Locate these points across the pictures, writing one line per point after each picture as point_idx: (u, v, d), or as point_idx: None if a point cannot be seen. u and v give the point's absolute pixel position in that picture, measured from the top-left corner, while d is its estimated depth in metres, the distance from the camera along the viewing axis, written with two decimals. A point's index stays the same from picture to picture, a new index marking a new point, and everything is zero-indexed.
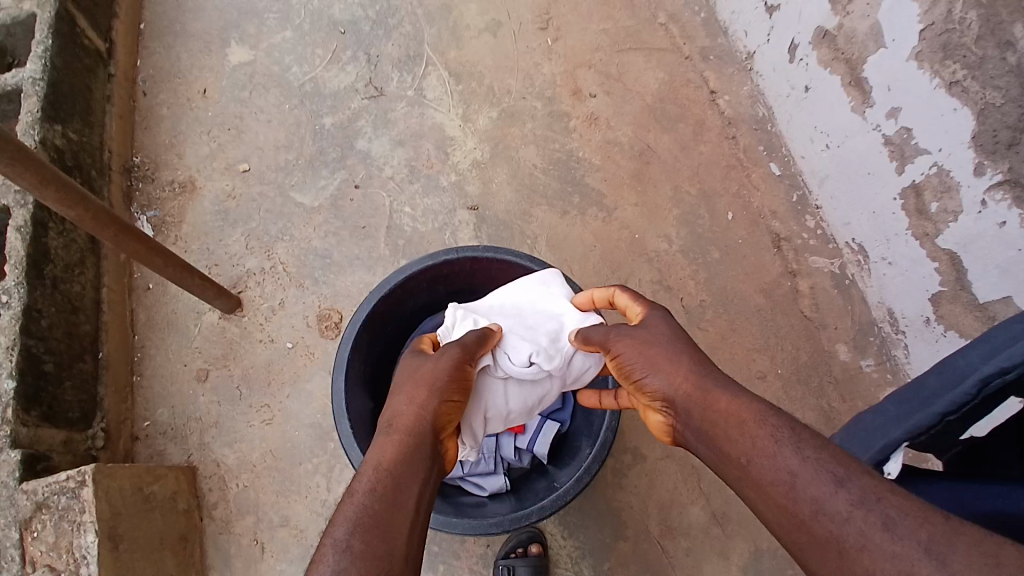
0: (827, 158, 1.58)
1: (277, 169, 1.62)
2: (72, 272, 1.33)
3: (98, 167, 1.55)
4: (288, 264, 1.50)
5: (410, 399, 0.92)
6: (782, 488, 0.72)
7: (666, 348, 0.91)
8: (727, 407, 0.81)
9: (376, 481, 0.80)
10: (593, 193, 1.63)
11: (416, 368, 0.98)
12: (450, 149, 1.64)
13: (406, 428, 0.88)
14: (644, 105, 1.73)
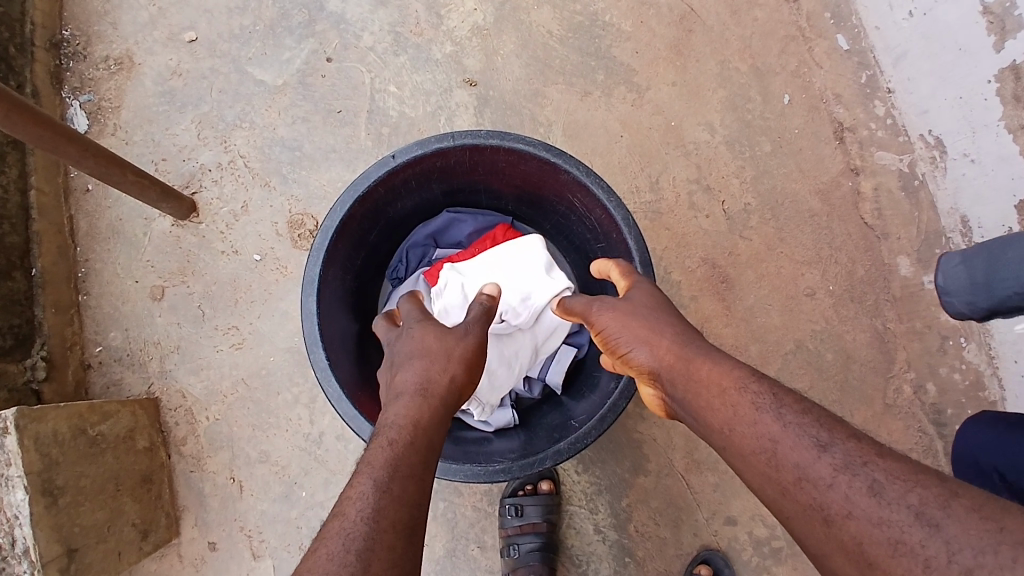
0: (908, 30, 1.27)
1: (231, 37, 1.30)
2: None
3: (16, 43, 1.24)
4: (250, 159, 1.24)
5: (434, 357, 0.72)
6: (762, 455, 0.57)
7: (646, 321, 0.73)
8: (707, 376, 0.64)
9: (412, 445, 0.62)
10: (621, 69, 1.32)
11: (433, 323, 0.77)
12: (444, 10, 1.31)
13: (438, 392, 0.69)
14: None
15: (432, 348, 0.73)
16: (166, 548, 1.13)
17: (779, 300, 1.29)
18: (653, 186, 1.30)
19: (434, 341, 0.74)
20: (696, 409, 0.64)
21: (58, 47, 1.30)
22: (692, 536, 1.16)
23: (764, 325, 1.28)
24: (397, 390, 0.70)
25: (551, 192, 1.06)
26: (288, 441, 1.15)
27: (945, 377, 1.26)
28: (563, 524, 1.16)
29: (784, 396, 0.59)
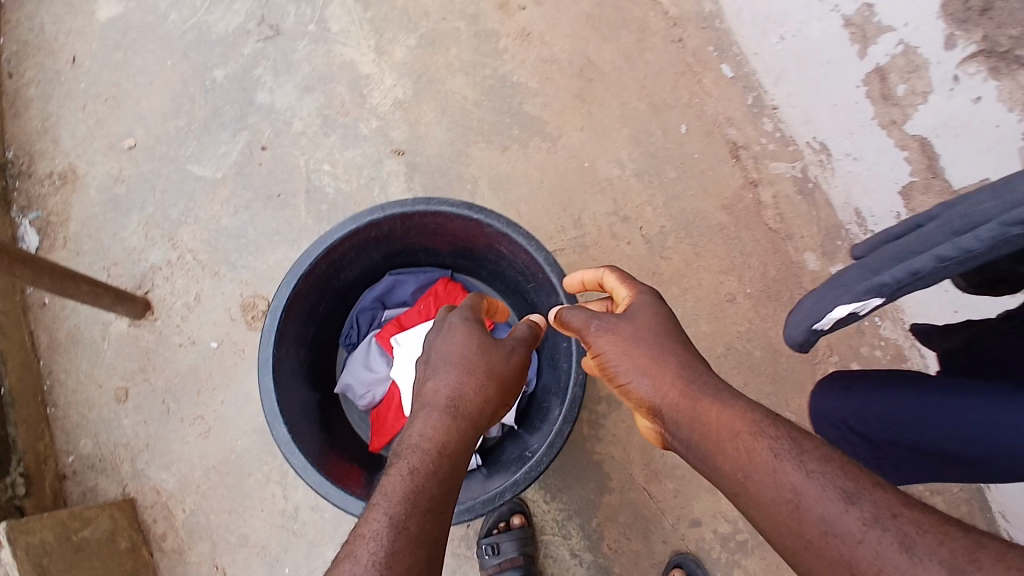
0: (782, 51, 1.43)
1: (169, 140, 1.38)
2: None
3: None
4: (197, 252, 1.31)
5: (462, 383, 0.79)
6: (784, 501, 0.57)
7: (648, 346, 0.75)
8: (715, 415, 0.66)
9: (432, 465, 0.68)
10: (533, 121, 1.45)
11: (467, 345, 0.84)
12: (366, 89, 1.42)
13: (464, 412, 0.77)
14: (581, 12, 1.52)
15: (471, 364, 0.81)
16: None
17: (707, 310, 1.41)
18: (578, 222, 1.42)
19: (475, 358, 0.82)
20: (707, 449, 0.65)
21: (3, 170, 1.37)
22: (661, 543, 1.23)
23: (697, 335, 1.39)
24: (428, 405, 0.78)
25: (481, 243, 1.15)
26: (265, 519, 1.19)
27: (866, 356, 1.38)
28: (540, 554, 1.23)
29: (804, 443, 0.60)
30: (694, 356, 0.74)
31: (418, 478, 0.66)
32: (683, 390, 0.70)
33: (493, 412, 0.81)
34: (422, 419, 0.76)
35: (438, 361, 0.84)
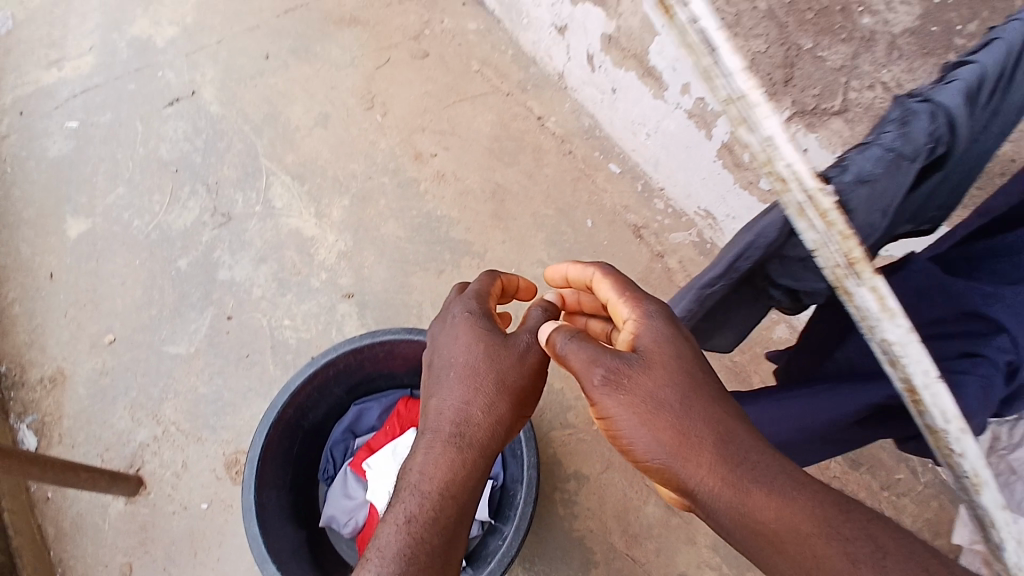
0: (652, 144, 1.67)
1: (144, 328, 1.55)
2: None
3: None
4: (180, 422, 1.45)
5: (464, 412, 0.79)
6: (808, 563, 0.58)
7: (661, 395, 0.66)
8: (736, 474, 0.62)
9: (435, 508, 0.73)
10: (460, 245, 1.68)
11: (473, 357, 0.81)
12: (312, 249, 1.64)
13: (469, 435, 0.78)
14: (483, 148, 1.82)
15: (478, 380, 0.80)
16: None
17: None
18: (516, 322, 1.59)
19: (484, 371, 0.80)
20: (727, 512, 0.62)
21: None
22: None
23: None
24: (433, 429, 0.79)
25: None
26: None
27: None
28: None
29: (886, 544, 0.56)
30: (712, 385, 0.68)
31: (422, 524, 0.72)
32: (700, 446, 0.64)
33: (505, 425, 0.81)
34: (425, 446, 0.78)
35: (450, 370, 0.82)
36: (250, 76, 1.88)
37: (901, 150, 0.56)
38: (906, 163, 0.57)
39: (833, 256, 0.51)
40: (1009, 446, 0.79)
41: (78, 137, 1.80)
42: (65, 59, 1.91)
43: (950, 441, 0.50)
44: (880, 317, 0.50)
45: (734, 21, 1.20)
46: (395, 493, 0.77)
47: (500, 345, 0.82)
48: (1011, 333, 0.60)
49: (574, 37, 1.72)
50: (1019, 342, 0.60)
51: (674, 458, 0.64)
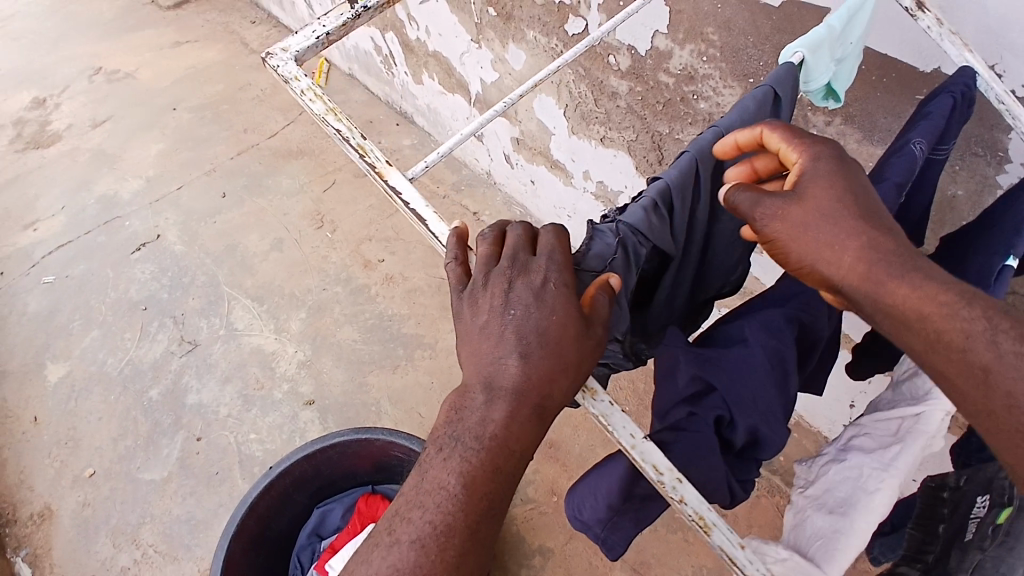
0: (575, 223, 1.82)
1: (120, 459, 1.63)
2: None
3: None
4: (157, 545, 1.50)
5: (541, 393, 0.47)
6: (982, 385, 0.45)
7: (826, 219, 0.50)
8: (910, 301, 0.47)
9: (483, 491, 0.46)
10: (410, 339, 1.79)
11: (563, 326, 0.48)
12: (274, 363, 1.76)
13: (541, 411, 0.48)
14: (426, 247, 1.96)
15: (545, 340, 0.48)
16: None
17: None
18: None
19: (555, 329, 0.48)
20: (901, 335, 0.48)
21: None
22: None
23: None
24: (484, 380, 0.48)
25: (382, 453, 1.37)
26: None
27: None
28: None
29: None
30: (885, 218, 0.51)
31: (465, 505, 0.46)
32: (864, 270, 0.49)
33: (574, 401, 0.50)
34: (472, 408, 0.48)
35: (498, 317, 0.50)
36: (209, 217, 2.11)
37: (581, 268, 0.52)
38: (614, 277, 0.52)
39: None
40: (805, 482, 0.57)
41: (54, 290, 1.97)
42: (37, 221, 2.16)
43: (667, 490, 0.46)
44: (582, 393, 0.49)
45: (605, 118, 1.43)
46: (424, 447, 0.49)
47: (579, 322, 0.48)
48: (721, 392, 0.49)
49: (491, 142, 1.94)
50: (727, 399, 0.49)
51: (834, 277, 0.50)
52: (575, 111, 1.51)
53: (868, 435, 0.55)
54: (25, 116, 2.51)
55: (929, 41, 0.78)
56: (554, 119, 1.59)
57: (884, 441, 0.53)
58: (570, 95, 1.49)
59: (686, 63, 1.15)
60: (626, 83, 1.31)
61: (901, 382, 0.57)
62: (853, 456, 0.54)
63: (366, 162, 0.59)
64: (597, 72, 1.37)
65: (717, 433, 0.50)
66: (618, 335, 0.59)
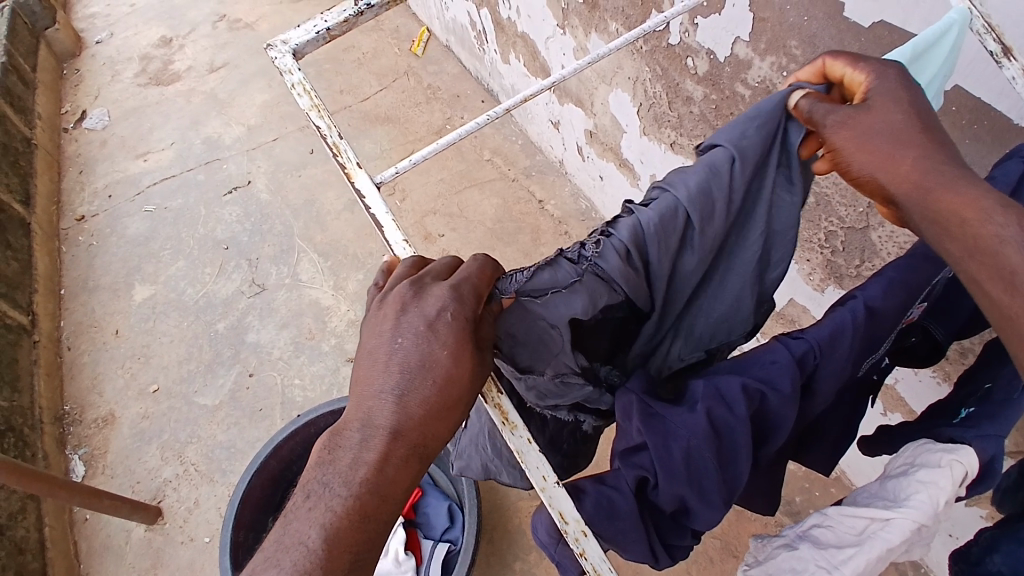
0: None
1: (181, 380, 1.81)
2: (16, 519, 1.59)
3: (30, 424, 1.77)
4: (198, 464, 1.66)
5: (421, 433, 0.53)
6: (1009, 285, 0.51)
7: (883, 124, 0.57)
8: (950, 204, 0.54)
9: (349, 526, 0.50)
10: None
11: (432, 363, 0.52)
12: (327, 317, 1.87)
13: (416, 453, 0.52)
14: (485, 229, 2.02)
15: (416, 372, 0.53)
16: None
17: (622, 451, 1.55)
18: None
19: (423, 363, 0.53)
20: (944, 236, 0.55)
21: (61, 419, 1.87)
22: None
23: None
24: (362, 419, 0.53)
25: None
26: None
27: None
28: None
29: None
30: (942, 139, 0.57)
31: (325, 564, 0.49)
32: (915, 177, 0.56)
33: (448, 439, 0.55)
34: (348, 445, 0.53)
35: (381, 347, 0.55)
36: (296, 169, 2.29)
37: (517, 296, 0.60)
38: (548, 304, 0.60)
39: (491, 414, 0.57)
40: (753, 561, 0.60)
41: (152, 218, 2.28)
42: (148, 152, 2.51)
43: (570, 542, 0.54)
44: (502, 426, 0.56)
45: (678, 123, 1.36)
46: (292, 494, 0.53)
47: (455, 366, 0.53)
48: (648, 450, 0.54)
49: (566, 130, 1.90)
50: (654, 465, 0.53)
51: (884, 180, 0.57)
52: (649, 111, 1.44)
53: (829, 528, 0.56)
54: (152, 52, 2.86)
55: (1015, 95, 0.77)
56: (627, 116, 1.52)
57: (838, 541, 0.54)
58: (645, 94, 1.42)
59: (764, 76, 1.10)
60: (703, 89, 1.25)
61: (887, 480, 0.56)
62: (805, 547, 0.56)
63: (340, 162, 0.67)
64: (674, 74, 1.30)
65: (643, 492, 0.56)
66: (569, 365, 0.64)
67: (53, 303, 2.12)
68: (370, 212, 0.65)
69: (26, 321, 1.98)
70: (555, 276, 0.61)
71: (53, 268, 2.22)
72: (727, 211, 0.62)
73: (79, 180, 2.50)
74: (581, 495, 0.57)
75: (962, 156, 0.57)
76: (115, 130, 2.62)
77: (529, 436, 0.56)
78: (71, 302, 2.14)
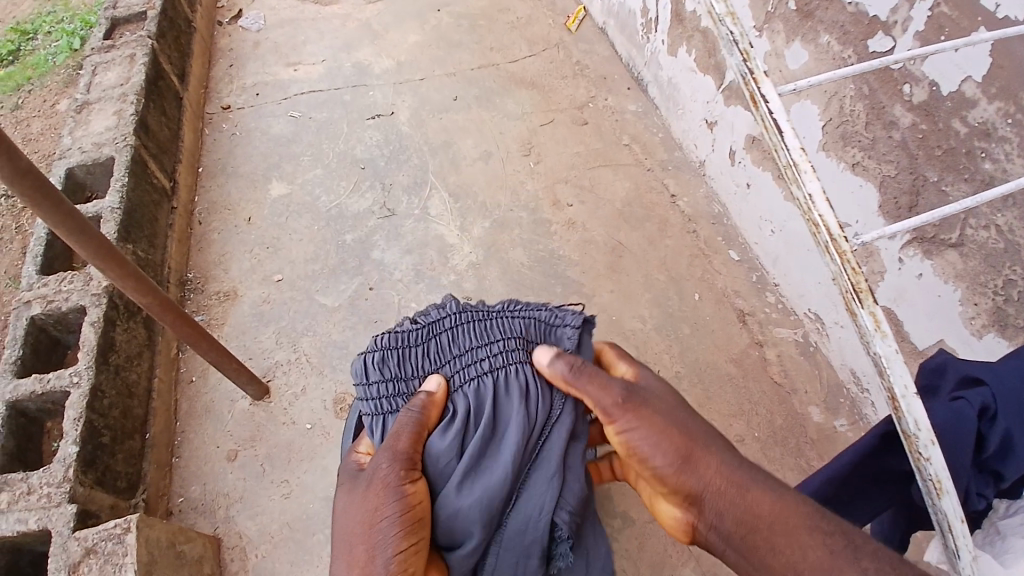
0: (775, 241, 1.85)
1: (306, 277, 1.90)
2: (131, 362, 1.54)
3: (158, 279, 1.90)
4: (311, 355, 1.72)
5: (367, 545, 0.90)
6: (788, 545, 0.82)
7: (674, 420, 0.94)
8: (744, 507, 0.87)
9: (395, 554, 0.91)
10: (572, 282, 1.87)
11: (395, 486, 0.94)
12: (450, 254, 1.92)
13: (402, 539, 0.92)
14: (614, 209, 2.03)
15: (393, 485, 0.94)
16: None
17: None
18: None
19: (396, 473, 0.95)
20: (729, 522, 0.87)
21: (183, 284, 1.98)
22: None
23: None
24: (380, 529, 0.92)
25: None
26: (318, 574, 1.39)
27: None
28: None
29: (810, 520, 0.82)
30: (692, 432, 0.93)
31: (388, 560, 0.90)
32: (727, 486, 0.89)
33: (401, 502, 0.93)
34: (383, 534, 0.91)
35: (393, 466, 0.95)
36: (438, 111, 2.37)
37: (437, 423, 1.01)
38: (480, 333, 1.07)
39: (845, 283, 0.75)
40: (1004, 512, 0.89)
41: (296, 123, 2.38)
42: (298, 63, 2.61)
43: (921, 448, 0.70)
44: (874, 333, 0.73)
45: (869, 145, 1.46)
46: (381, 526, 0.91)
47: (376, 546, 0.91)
48: (989, 387, 0.84)
49: (722, 131, 1.97)
50: (995, 395, 0.83)
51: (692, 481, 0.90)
52: (836, 129, 1.53)
53: None
54: None
55: None
56: (810, 127, 1.58)
57: None
58: (838, 109, 1.51)
59: (986, 118, 1.22)
60: (911, 117, 1.36)
61: None
62: None
63: (749, 67, 0.84)
64: (884, 98, 1.41)
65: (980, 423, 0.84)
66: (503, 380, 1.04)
67: (191, 177, 2.24)
68: (771, 112, 0.82)
69: (168, 186, 2.09)
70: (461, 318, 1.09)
71: (195, 146, 2.35)
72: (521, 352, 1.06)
73: (228, 73, 2.61)
74: (935, 410, 0.87)
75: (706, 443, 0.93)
76: (268, 34, 2.73)
77: (895, 346, 0.72)
78: (207, 181, 2.25)
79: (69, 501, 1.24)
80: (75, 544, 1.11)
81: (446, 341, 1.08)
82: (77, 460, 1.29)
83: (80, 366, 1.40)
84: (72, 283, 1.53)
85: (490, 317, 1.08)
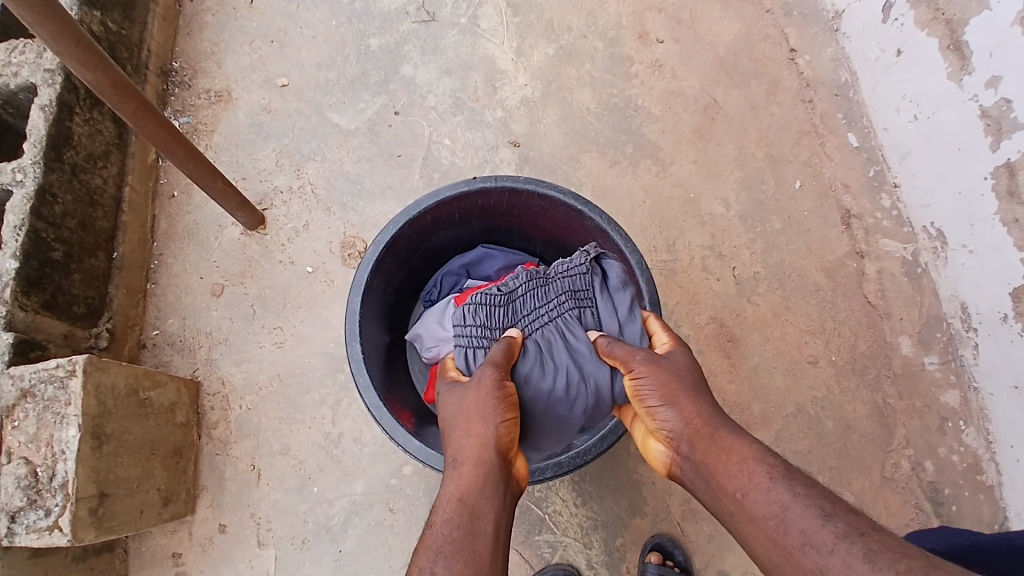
0: (912, 131, 1.44)
1: (317, 87, 1.51)
2: (94, 164, 1.24)
3: (133, 64, 1.50)
4: (317, 186, 1.39)
5: (477, 412, 0.78)
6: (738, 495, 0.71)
7: (682, 373, 0.84)
8: (716, 449, 0.76)
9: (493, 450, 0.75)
10: (648, 144, 1.48)
11: (494, 385, 0.81)
12: (499, 83, 1.51)
13: (503, 437, 0.77)
14: (715, 57, 1.58)
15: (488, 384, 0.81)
16: (180, 524, 1.16)
17: (785, 365, 1.34)
18: (670, 247, 1.41)
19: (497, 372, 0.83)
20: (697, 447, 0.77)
21: (166, 75, 1.58)
22: None
23: (770, 388, 1.33)
24: (481, 423, 0.77)
25: (577, 239, 1.17)
26: (309, 437, 1.19)
27: (940, 457, 1.34)
28: (554, 554, 1.15)
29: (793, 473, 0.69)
30: (691, 378, 0.84)
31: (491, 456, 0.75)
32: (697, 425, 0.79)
33: (504, 400, 0.81)
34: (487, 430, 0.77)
35: (489, 369, 0.84)
36: None
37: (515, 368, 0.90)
38: (543, 290, 0.97)
39: None
40: None
41: None
42: None
43: None
44: None
45: None
46: (482, 419, 0.78)
47: (480, 443, 0.76)
48: None
49: None
50: None
51: (677, 427, 0.80)
52: None
53: None
54: None
55: None
56: None
57: None
58: None
59: None
60: None
61: None
62: None
63: None
64: None
65: None
66: (570, 337, 0.94)
67: None
68: None
69: None
70: (523, 275, 0.99)
71: None
72: (581, 312, 0.96)
73: None
74: None
75: (697, 384, 0.83)
76: None
77: None
78: None
79: (5, 329, 1.04)
80: (12, 383, 0.95)
81: (516, 304, 0.96)
82: (16, 278, 1.06)
83: (25, 160, 1.11)
84: (23, 56, 1.14)
85: (548, 280, 0.98)
